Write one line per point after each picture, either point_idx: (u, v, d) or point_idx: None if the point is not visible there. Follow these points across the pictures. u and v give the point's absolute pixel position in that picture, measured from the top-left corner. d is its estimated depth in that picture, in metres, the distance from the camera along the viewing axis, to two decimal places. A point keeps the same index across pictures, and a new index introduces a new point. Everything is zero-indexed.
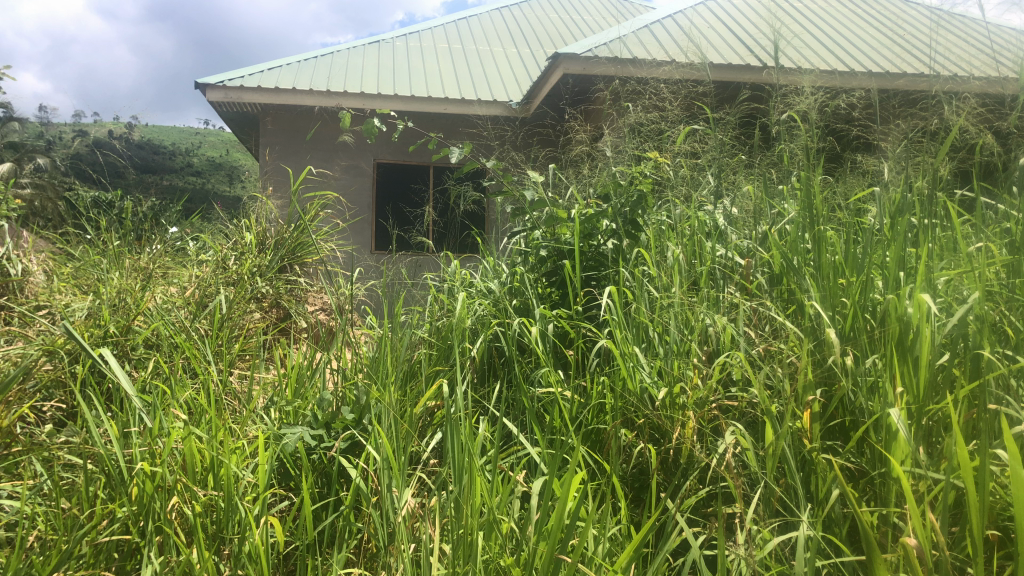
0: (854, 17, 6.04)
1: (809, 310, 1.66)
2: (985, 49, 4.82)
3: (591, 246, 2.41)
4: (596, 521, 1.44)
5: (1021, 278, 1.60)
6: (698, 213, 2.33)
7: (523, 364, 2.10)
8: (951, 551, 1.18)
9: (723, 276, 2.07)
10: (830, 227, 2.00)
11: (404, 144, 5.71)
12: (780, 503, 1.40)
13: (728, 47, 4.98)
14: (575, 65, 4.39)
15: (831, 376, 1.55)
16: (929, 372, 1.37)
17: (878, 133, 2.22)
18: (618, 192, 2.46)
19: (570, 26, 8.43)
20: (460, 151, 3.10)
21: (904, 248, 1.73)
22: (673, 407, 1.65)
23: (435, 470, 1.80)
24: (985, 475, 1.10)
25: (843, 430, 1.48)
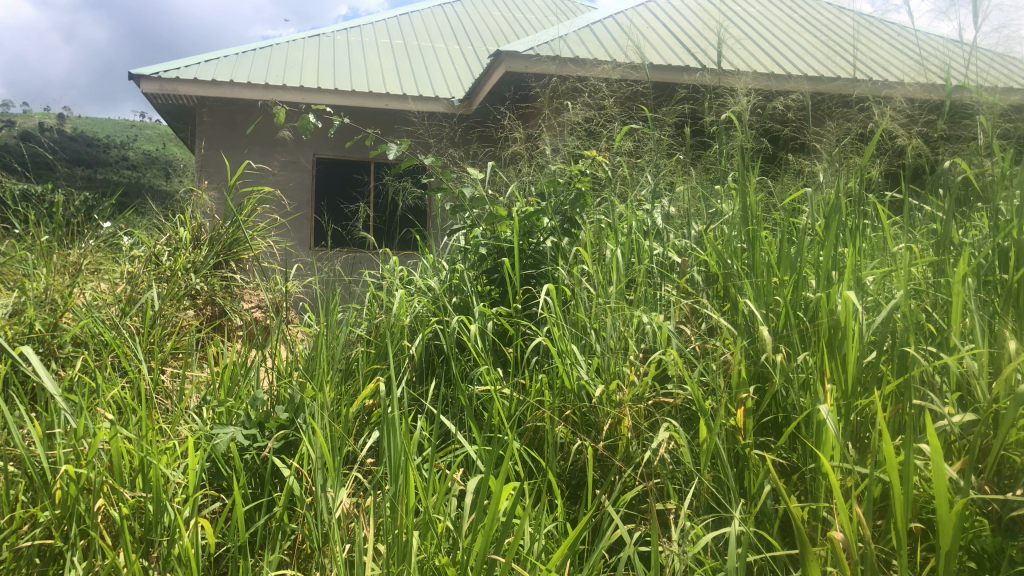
0: (789, 22, 6.18)
1: (742, 308, 1.68)
2: (913, 57, 4.97)
3: (530, 244, 2.40)
4: (534, 519, 1.44)
5: (944, 278, 1.65)
6: (636, 212, 2.35)
7: (462, 362, 2.09)
8: (877, 544, 1.21)
9: (661, 274, 2.09)
10: (765, 227, 2.04)
11: (343, 139, 5.64)
12: (713, 499, 1.42)
13: (668, 49, 5.05)
14: (517, 63, 4.39)
15: (764, 373, 1.58)
16: (857, 369, 1.40)
17: (811, 135, 2.27)
18: (558, 191, 2.47)
19: (513, 24, 8.44)
20: (400, 147, 3.07)
21: (835, 248, 1.77)
22: (610, 405, 1.66)
23: (371, 469, 1.78)
24: (908, 468, 1.13)
25: (775, 426, 1.51)
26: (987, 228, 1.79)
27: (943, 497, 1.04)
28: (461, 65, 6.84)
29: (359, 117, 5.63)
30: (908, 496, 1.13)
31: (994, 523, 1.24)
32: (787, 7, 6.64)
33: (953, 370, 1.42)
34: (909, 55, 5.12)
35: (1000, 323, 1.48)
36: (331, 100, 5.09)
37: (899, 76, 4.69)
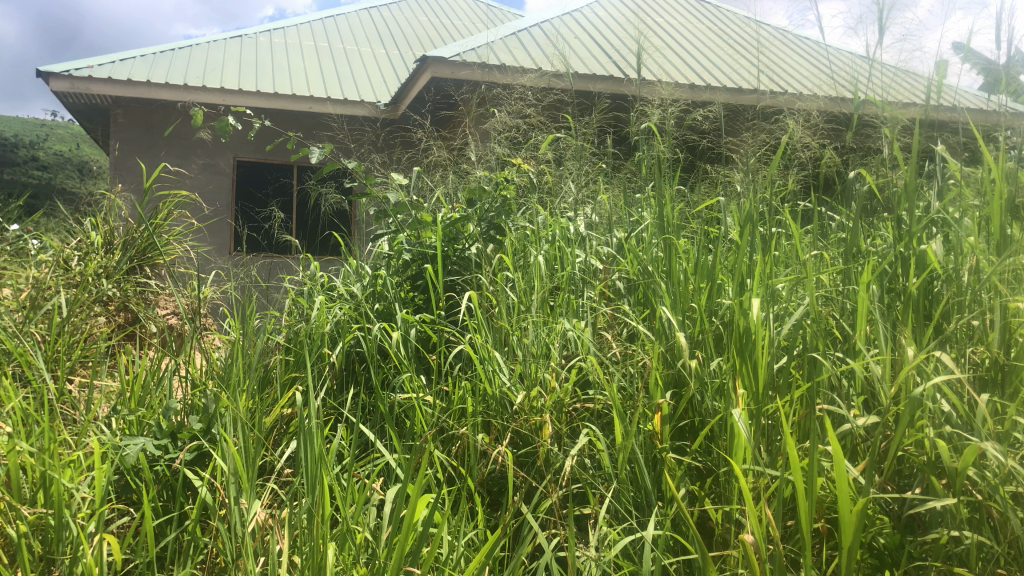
0: (708, 33, 6.34)
1: (661, 315, 1.71)
2: (826, 71, 5.16)
3: (454, 250, 2.40)
4: (453, 527, 1.43)
5: (852, 285, 1.71)
6: (559, 220, 2.37)
7: (384, 369, 2.07)
8: (786, 545, 1.25)
9: (583, 281, 2.11)
10: (683, 236, 2.08)
11: (263, 143, 5.53)
12: (631, 504, 1.43)
13: (592, 57, 5.11)
14: (443, 69, 4.38)
15: (680, 378, 1.61)
16: (767, 375, 1.44)
17: (728, 146, 2.33)
18: (483, 197, 2.47)
19: (440, 29, 8.42)
20: (322, 152, 3.03)
21: (750, 255, 1.82)
22: (531, 411, 1.67)
23: (289, 479, 1.75)
24: (813, 470, 1.16)
25: (691, 430, 1.54)
26: (891, 238, 1.86)
27: (845, 498, 1.08)
28: (386, 69, 6.79)
29: (280, 121, 5.53)
30: (814, 498, 1.17)
31: (894, 521, 1.29)
32: (707, 19, 6.80)
33: (858, 374, 1.47)
34: (820, 68, 5.31)
35: (901, 328, 1.54)
36: (252, 103, 5.00)
37: (810, 88, 4.86)
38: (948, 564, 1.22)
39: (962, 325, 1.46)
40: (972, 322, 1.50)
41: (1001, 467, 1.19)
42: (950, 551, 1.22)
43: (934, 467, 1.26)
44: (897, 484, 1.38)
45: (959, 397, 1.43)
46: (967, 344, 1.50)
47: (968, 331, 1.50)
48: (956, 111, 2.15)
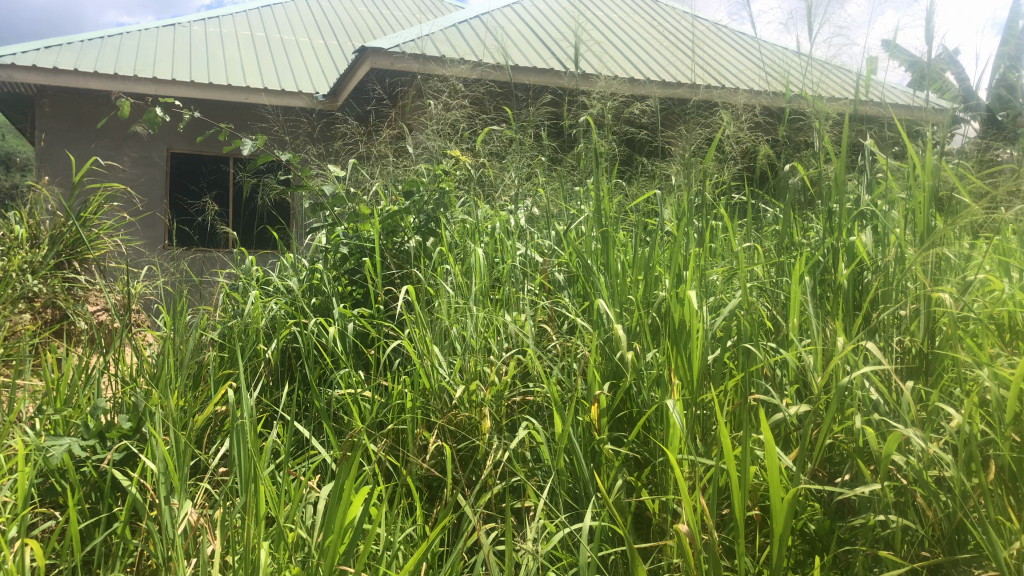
0: (647, 27, 6.40)
1: (599, 307, 1.72)
2: (759, 67, 5.25)
3: (393, 244, 2.37)
4: (391, 523, 1.41)
5: (785, 277, 1.74)
6: (498, 213, 2.36)
7: (321, 365, 2.03)
8: (720, 533, 1.27)
9: (522, 274, 2.11)
10: (622, 229, 2.09)
11: (197, 134, 5.39)
12: (569, 496, 1.43)
13: (532, 50, 5.12)
14: (381, 60, 4.34)
15: (618, 370, 1.62)
16: (702, 366, 1.46)
17: (664, 139, 2.35)
18: (421, 190, 2.45)
19: (379, 20, 8.32)
20: (256, 144, 2.96)
21: (686, 248, 1.83)
22: (470, 405, 1.66)
23: (223, 479, 1.71)
24: (745, 459, 1.18)
25: (629, 421, 1.55)
26: (823, 230, 1.90)
27: (776, 486, 1.09)
28: (324, 60, 6.69)
29: (214, 112, 5.40)
30: (747, 487, 1.18)
31: (824, 508, 1.32)
32: (645, 14, 6.87)
33: (790, 364, 1.50)
34: (755, 63, 5.41)
35: (831, 319, 1.58)
36: (184, 94, 4.87)
37: (744, 82, 4.95)
38: (876, 548, 1.25)
39: (889, 314, 1.50)
40: (900, 312, 1.54)
41: (925, 453, 1.23)
42: (878, 535, 1.25)
43: (862, 453, 1.29)
44: (827, 471, 1.41)
45: (886, 385, 1.47)
46: (894, 332, 1.54)
47: (894, 321, 1.54)
48: (884, 106, 2.21)
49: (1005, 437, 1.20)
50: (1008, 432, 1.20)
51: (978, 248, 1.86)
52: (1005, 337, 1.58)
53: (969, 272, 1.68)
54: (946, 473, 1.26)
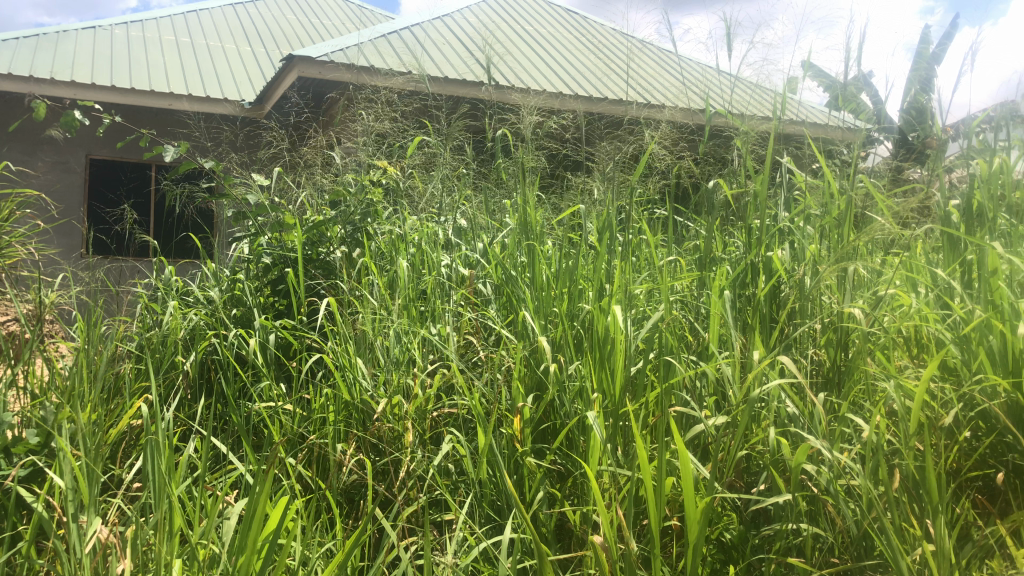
0: (575, 42, 6.48)
1: (524, 320, 1.73)
2: (684, 86, 5.37)
3: (317, 255, 2.34)
4: (309, 539, 1.39)
5: (705, 290, 1.78)
6: (426, 224, 2.36)
7: (242, 378, 1.99)
8: (638, 542, 1.28)
9: (448, 286, 2.11)
10: (548, 242, 2.11)
11: (117, 140, 5.23)
12: (491, 508, 1.43)
13: (462, 62, 5.13)
14: (310, 68, 4.28)
15: (542, 382, 1.63)
16: (624, 377, 1.48)
17: (590, 153, 2.38)
18: (347, 200, 2.42)
19: (309, 28, 8.23)
20: (178, 150, 2.89)
21: (609, 261, 1.86)
22: (394, 418, 1.65)
23: (136, 495, 1.65)
24: (661, 470, 1.20)
25: (552, 433, 1.55)
26: (742, 245, 1.95)
27: (690, 494, 1.11)
28: (252, 67, 6.58)
29: (135, 117, 5.26)
30: (663, 497, 1.20)
31: (739, 517, 1.35)
32: (576, 30, 6.95)
33: (709, 375, 1.53)
34: (679, 81, 5.53)
35: (749, 331, 1.62)
36: (104, 98, 4.73)
37: (669, 99, 5.05)
38: (788, 554, 1.29)
39: (803, 328, 1.54)
40: (813, 325, 1.58)
41: (834, 462, 1.27)
42: (790, 542, 1.28)
43: (775, 463, 1.33)
44: (743, 480, 1.44)
45: (799, 396, 1.51)
46: (808, 344, 1.58)
47: (807, 333, 1.59)
48: (800, 126, 2.28)
49: (909, 446, 1.24)
50: (911, 441, 1.25)
51: (886, 263, 1.94)
52: (910, 349, 1.64)
53: (878, 286, 1.74)
54: (854, 481, 1.30)
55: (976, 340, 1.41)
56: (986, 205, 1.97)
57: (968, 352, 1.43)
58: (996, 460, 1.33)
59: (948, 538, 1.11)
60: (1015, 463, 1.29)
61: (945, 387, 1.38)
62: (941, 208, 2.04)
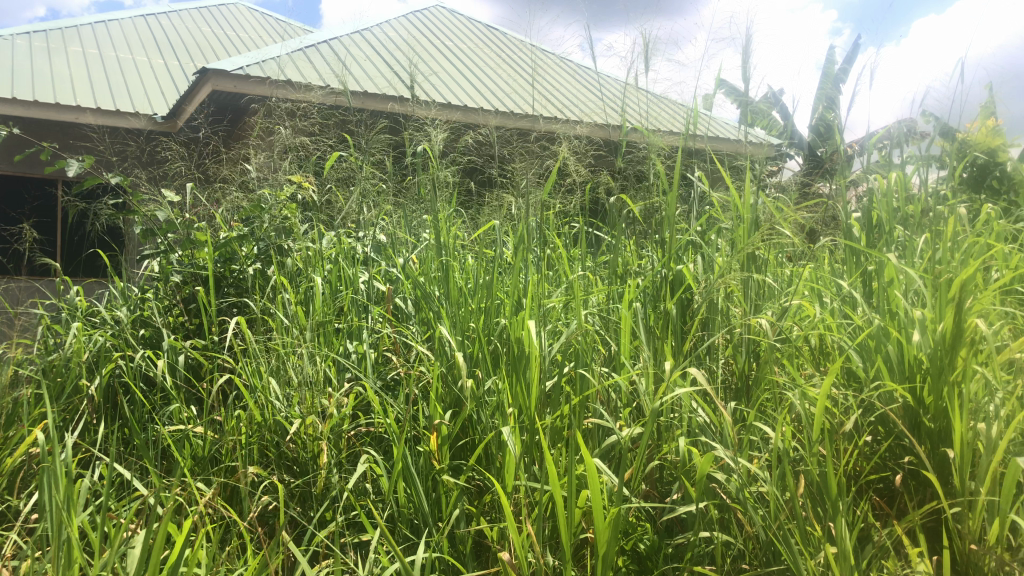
0: (491, 56, 6.52)
1: (440, 336, 1.72)
2: (601, 103, 5.47)
3: (230, 272, 2.28)
4: (217, 566, 1.34)
5: (620, 303, 1.80)
6: (343, 240, 2.32)
7: (150, 401, 1.92)
8: (553, 556, 1.28)
9: (364, 304, 2.08)
10: (466, 257, 2.10)
11: (18, 154, 5.00)
12: (407, 527, 1.41)
13: (378, 76, 5.10)
14: (224, 82, 4.18)
15: (458, 399, 1.62)
16: (539, 393, 1.48)
17: (507, 168, 2.39)
18: (261, 215, 2.37)
19: (224, 40, 8.06)
20: (82, 165, 2.78)
21: (525, 276, 1.86)
22: (308, 439, 1.61)
23: (33, 528, 1.57)
24: (571, 484, 1.21)
25: (469, 449, 1.55)
26: (655, 258, 1.98)
27: (599, 506, 1.12)
28: (165, 80, 6.40)
29: (39, 131, 5.04)
30: (574, 511, 1.21)
31: (654, 527, 1.36)
32: (496, 46, 7.00)
33: (623, 388, 1.54)
34: (596, 97, 5.62)
35: (662, 344, 1.64)
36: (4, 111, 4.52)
37: (586, 116, 5.13)
38: (702, 563, 1.30)
39: (714, 340, 1.57)
40: (723, 337, 1.62)
41: (742, 470, 1.29)
42: (702, 550, 1.30)
43: (686, 473, 1.34)
44: (658, 490, 1.46)
45: (711, 406, 1.54)
46: (719, 356, 1.62)
47: (717, 345, 1.62)
48: (711, 142, 2.34)
49: (812, 453, 1.28)
50: (815, 448, 1.29)
51: (794, 275, 2.00)
52: (816, 358, 1.69)
53: (784, 297, 1.79)
54: (762, 488, 1.33)
55: (874, 348, 1.46)
56: (883, 218, 2.04)
57: (867, 360, 1.48)
58: (895, 463, 1.37)
59: (848, 541, 1.14)
60: (911, 467, 1.34)
61: (846, 394, 1.43)
62: (843, 221, 2.11)
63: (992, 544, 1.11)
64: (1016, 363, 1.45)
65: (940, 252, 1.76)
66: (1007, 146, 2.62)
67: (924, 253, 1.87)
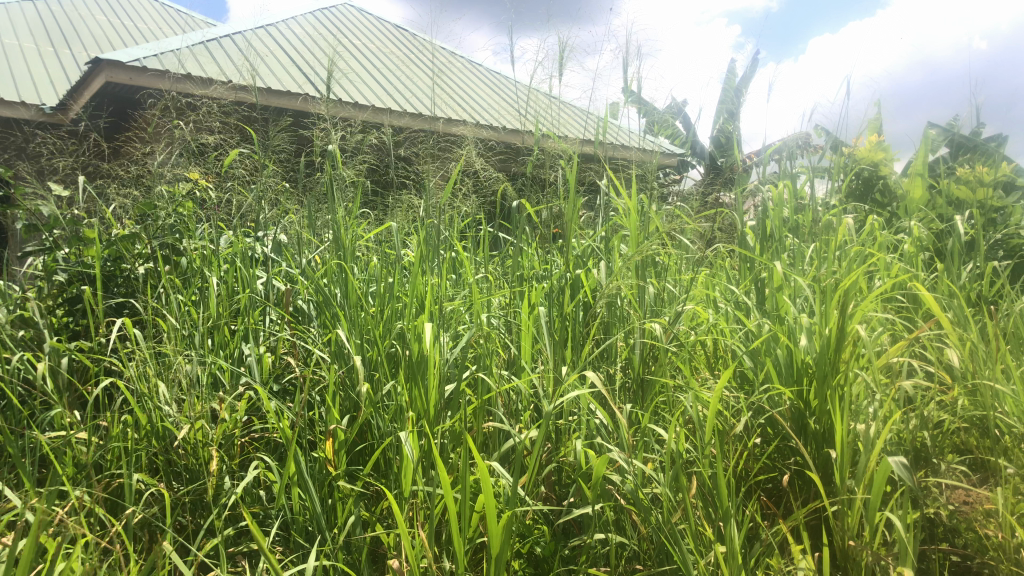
0: (400, 57, 6.48)
1: (337, 338, 1.68)
2: (509, 109, 5.50)
3: (120, 271, 2.17)
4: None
5: (522, 305, 1.80)
6: (241, 240, 2.25)
7: (27, 407, 1.81)
8: (448, 562, 1.27)
9: (262, 305, 2.02)
10: (367, 258, 2.07)
11: None
12: (301, 534, 1.37)
13: (284, 73, 4.99)
14: (119, 73, 3.99)
15: (356, 403, 1.59)
16: (438, 396, 1.46)
17: (412, 169, 2.36)
18: (153, 212, 2.27)
19: (120, 30, 7.72)
20: None
21: (427, 279, 1.84)
22: (197, 445, 1.55)
23: None
24: (465, 488, 1.20)
25: (366, 454, 1.52)
26: (559, 262, 1.99)
27: (494, 511, 1.11)
28: (54, 70, 6.07)
29: None
30: (468, 515, 1.19)
31: (551, 529, 1.36)
32: (406, 46, 6.94)
33: (523, 391, 1.54)
34: (505, 103, 5.65)
35: (561, 348, 1.65)
36: None
37: (496, 121, 5.16)
38: (597, 564, 1.31)
39: (613, 344, 1.59)
40: (623, 341, 1.64)
41: (636, 472, 1.31)
42: (597, 552, 1.31)
43: (583, 475, 1.36)
44: (556, 493, 1.46)
45: (608, 410, 1.56)
46: (617, 360, 1.64)
47: (615, 348, 1.64)
48: (616, 148, 2.37)
49: (704, 455, 1.30)
50: (707, 451, 1.31)
51: (693, 280, 2.05)
52: (710, 362, 1.73)
53: (681, 301, 1.83)
54: (656, 490, 1.35)
55: (764, 353, 1.51)
56: (775, 227, 2.11)
57: (757, 363, 1.52)
58: (782, 464, 1.42)
59: (735, 540, 1.17)
60: (797, 467, 1.39)
61: (737, 398, 1.47)
62: (740, 229, 2.17)
63: (867, 539, 1.16)
64: (893, 366, 1.52)
65: (827, 260, 1.83)
66: (891, 161, 2.76)
67: (812, 261, 1.94)
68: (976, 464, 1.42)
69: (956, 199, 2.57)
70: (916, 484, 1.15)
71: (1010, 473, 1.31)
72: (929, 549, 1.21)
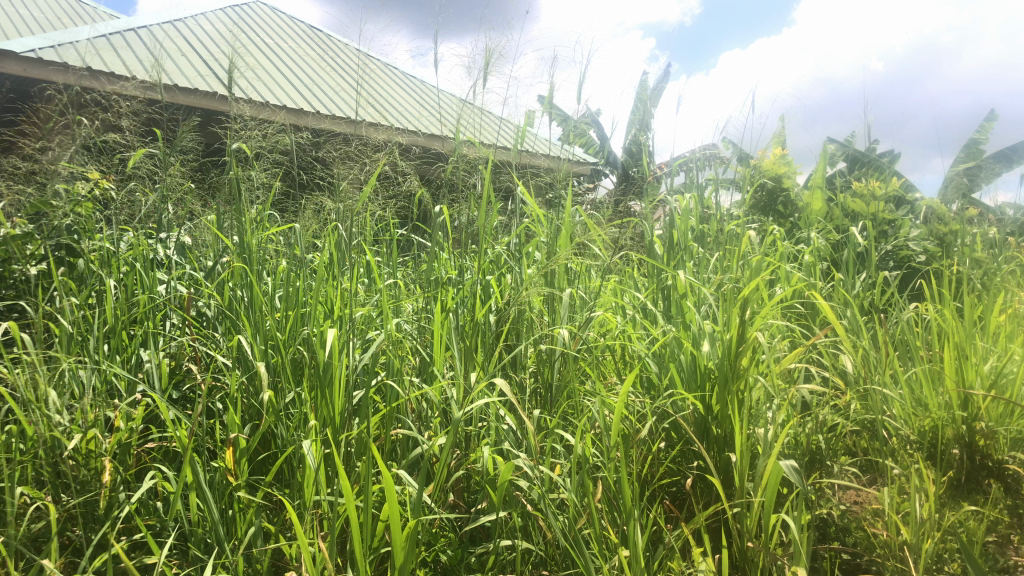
0: (314, 58, 6.38)
1: (240, 344, 1.63)
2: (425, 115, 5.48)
3: (9, 273, 2.05)
4: None
5: (431, 311, 1.78)
6: (142, 242, 2.16)
7: None
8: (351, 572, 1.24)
9: (162, 309, 1.95)
10: (274, 261, 2.01)
11: None
12: (198, 547, 1.32)
13: (192, 70, 4.84)
14: (12, 64, 3.80)
15: (259, 410, 1.54)
16: (343, 403, 1.43)
17: (322, 172, 2.32)
18: (47, 211, 2.15)
19: (15, 18, 7.35)
20: None
21: (335, 284, 1.81)
22: (90, 455, 1.48)
23: None
24: (367, 497, 1.17)
25: (268, 463, 1.48)
26: (470, 268, 1.99)
27: (397, 519, 1.10)
28: None
29: None
30: (371, 524, 1.17)
31: (457, 536, 1.35)
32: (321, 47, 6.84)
33: (431, 398, 1.53)
34: (421, 108, 5.63)
35: (471, 353, 1.64)
36: None
37: (410, 126, 5.14)
38: (503, 571, 1.31)
39: (523, 349, 1.59)
40: (532, 347, 1.64)
41: (543, 478, 1.31)
42: (503, 558, 1.30)
43: (490, 482, 1.35)
44: (464, 500, 1.45)
45: (517, 417, 1.56)
46: (527, 365, 1.64)
47: (525, 355, 1.64)
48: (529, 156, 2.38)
49: (610, 460, 1.31)
50: (613, 456, 1.32)
51: (602, 286, 2.07)
52: (617, 368, 1.75)
53: (590, 308, 1.85)
54: (563, 496, 1.35)
55: (669, 358, 1.53)
56: (681, 236, 2.16)
57: (662, 369, 1.55)
58: (686, 468, 1.45)
59: (638, 544, 1.18)
60: (699, 471, 1.41)
61: (643, 403, 1.49)
62: (648, 237, 2.21)
63: (764, 540, 1.19)
64: (791, 372, 1.57)
65: (731, 268, 1.88)
66: (793, 174, 2.86)
67: (717, 270, 1.99)
68: (866, 465, 1.48)
69: (851, 211, 2.68)
70: (807, 486, 1.18)
71: (896, 473, 1.36)
72: (822, 548, 1.25)
